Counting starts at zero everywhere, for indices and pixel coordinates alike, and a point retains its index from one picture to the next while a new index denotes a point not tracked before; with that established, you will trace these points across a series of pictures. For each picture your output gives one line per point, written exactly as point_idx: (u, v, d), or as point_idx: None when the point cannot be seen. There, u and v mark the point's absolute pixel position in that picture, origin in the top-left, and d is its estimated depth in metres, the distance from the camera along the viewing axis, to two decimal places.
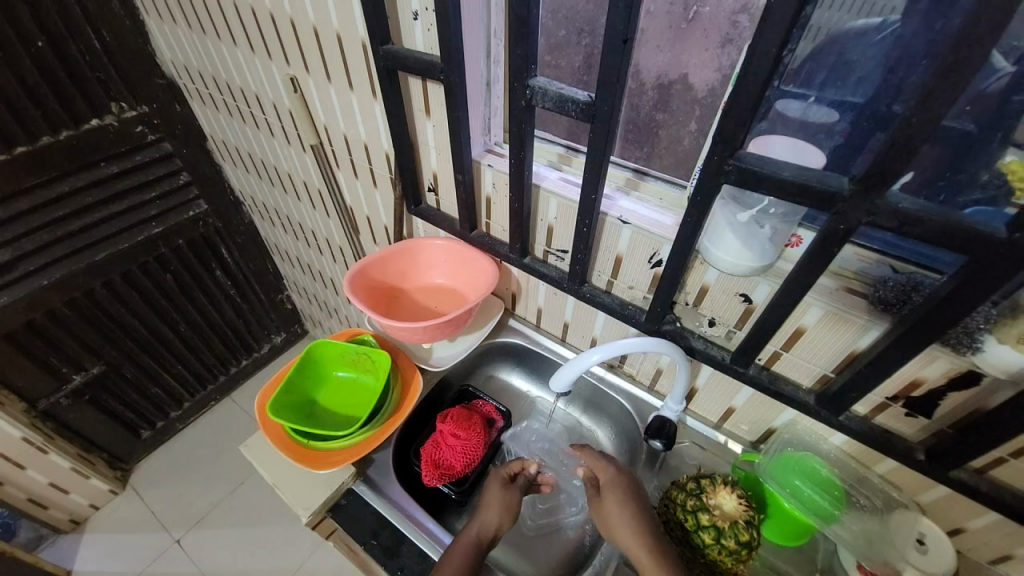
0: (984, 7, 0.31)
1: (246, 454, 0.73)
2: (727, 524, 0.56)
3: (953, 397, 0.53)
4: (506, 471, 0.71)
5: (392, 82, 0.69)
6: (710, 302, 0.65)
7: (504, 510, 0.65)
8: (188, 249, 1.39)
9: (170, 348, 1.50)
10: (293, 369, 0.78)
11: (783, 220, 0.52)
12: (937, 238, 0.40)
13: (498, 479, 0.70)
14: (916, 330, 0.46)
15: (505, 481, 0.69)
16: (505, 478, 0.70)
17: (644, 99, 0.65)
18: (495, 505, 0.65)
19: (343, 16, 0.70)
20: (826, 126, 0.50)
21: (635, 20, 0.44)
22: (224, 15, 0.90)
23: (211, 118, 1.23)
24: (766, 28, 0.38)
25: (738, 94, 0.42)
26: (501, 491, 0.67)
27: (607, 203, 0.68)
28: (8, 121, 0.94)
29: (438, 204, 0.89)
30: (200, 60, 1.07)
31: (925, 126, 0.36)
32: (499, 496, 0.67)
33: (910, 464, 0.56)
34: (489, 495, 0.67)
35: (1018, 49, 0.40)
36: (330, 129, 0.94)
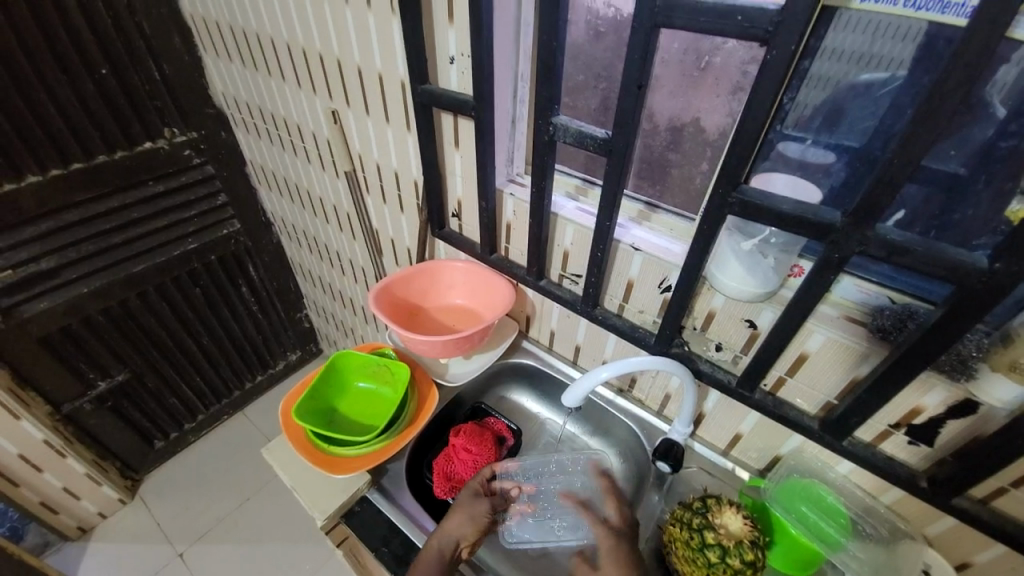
0: (952, 67, 0.36)
1: (267, 457, 0.76)
2: (733, 543, 0.57)
3: (953, 425, 0.54)
4: (481, 480, 0.74)
5: (427, 116, 0.77)
6: (717, 327, 0.69)
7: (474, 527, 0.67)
8: (219, 265, 1.47)
9: (192, 361, 1.55)
10: (317, 376, 0.82)
11: (783, 249, 0.56)
12: (925, 267, 0.44)
13: (473, 488, 0.73)
14: (908, 357, 0.49)
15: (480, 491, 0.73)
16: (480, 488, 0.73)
17: (658, 140, 0.71)
18: (468, 506, 0.69)
19: (385, 58, 0.79)
20: (823, 167, 0.55)
21: (648, 70, 0.50)
22: (276, 55, 1.00)
23: (252, 144, 1.33)
24: (761, 80, 0.43)
25: (738, 136, 0.47)
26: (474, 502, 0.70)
27: (621, 231, 0.73)
28: (69, 140, 1.04)
29: (461, 228, 0.95)
30: (249, 93, 1.17)
31: (906, 165, 0.41)
32: (476, 500, 0.70)
33: (912, 490, 0.58)
34: (461, 501, 0.71)
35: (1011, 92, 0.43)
36: (363, 157, 1.02)
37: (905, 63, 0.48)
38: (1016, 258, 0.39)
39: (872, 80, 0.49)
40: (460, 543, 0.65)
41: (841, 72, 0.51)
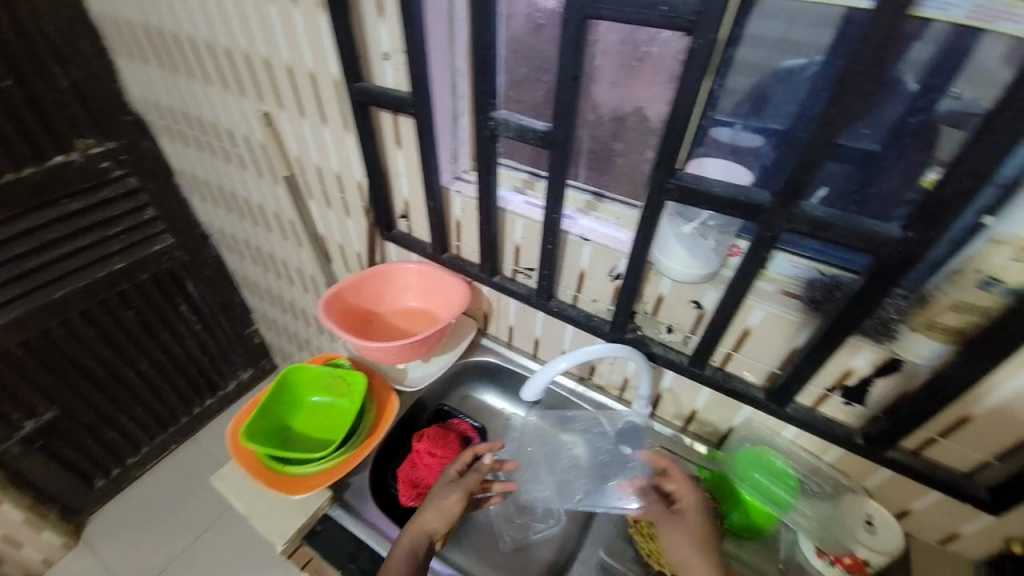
0: (860, 50, 0.38)
1: (216, 485, 0.72)
2: (690, 515, 0.68)
3: (881, 383, 0.59)
4: (460, 465, 0.73)
5: (365, 115, 0.74)
6: (666, 310, 0.71)
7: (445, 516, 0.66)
8: (153, 284, 1.36)
9: (132, 389, 1.44)
10: (267, 395, 0.78)
11: (721, 231, 0.59)
12: (848, 241, 0.47)
13: (449, 475, 0.71)
14: (838, 324, 0.52)
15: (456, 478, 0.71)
16: (455, 475, 0.72)
17: (601, 131, 0.72)
18: (439, 497, 0.68)
19: (316, 56, 0.75)
20: (753, 150, 0.58)
21: (582, 61, 0.51)
22: (199, 56, 0.93)
23: (180, 152, 1.24)
24: (689, 68, 0.44)
25: (671, 124, 0.48)
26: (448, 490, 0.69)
27: (569, 222, 0.73)
28: None
29: (410, 229, 0.92)
30: (171, 97, 1.09)
31: (824, 145, 0.43)
32: (448, 488, 0.69)
33: (850, 447, 0.62)
34: (435, 490, 0.69)
35: (917, 70, 0.46)
36: (302, 161, 0.97)
37: (821, 48, 0.50)
38: (924, 227, 0.43)
39: (793, 66, 0.52)
40: (433, 538, 0.65)
41: (765, 58, 0.53)
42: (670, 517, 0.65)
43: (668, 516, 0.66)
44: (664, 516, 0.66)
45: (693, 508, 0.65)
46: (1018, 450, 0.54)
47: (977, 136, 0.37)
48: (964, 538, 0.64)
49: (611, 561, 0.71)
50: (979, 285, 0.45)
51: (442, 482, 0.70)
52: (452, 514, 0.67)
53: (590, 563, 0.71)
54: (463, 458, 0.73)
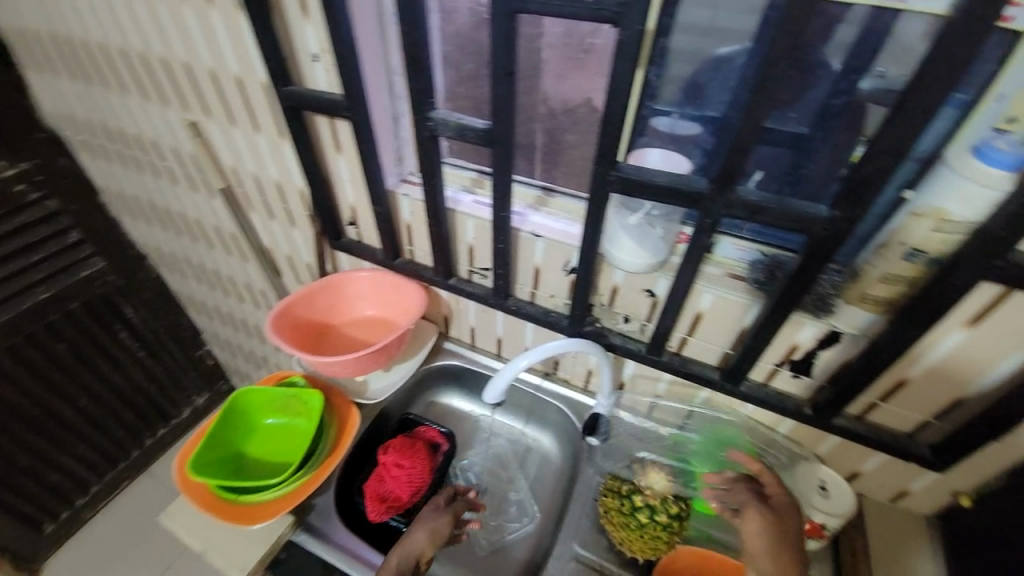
0: (777, 37, 0.39)
1: (165, 523, 0.71)
2: (658, 501, 0.66)
3: (824, 355, 0.62)
4: (449, 494, 0.72)
5: (299, 121, 0.70)
6: (621, 301, 0.71)
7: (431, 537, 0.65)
8: (85, 312, 1.24)
9: (75, 427, 1.32)
10: (214, 423, 0.73)
11: (666, 220, 0.60)
12: (782, 223, 0.48)
13: (437, 501, 0.71)
14: (781, 302, 0.54)
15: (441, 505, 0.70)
16: (442, 502, 0.71)
17: (557, 124, 0.70)
18: (428, 520, 0.67)
19: (241, 60, 0.71)
20: (692, 138, 0.59)
21: (515, 56, 0.50)
22: (114, 63, 0.86)
23: (103, 169, 1.15)
24: (619, 60, 0.44)
25: (608, 116, 0.48)
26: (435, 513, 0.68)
27: (519, 219, 0.73)
28: None
29: (359, 236, 0.89)
30: (87, 109, 1.00)
31: (752, 131, 0.44)
32: (435, 513, 0.68)
33: (801, 418, 0.65)
34: (423, 514, 0.68)
35: (832, 55, 0.48)
36: (238, 171, 0.92)
37: (747, 36, 0.52)
38: (848, 205, 0.45)
39: (725, 53, 0.53)
40: (420, 559, 0.64)
41: (698, 45, 0.54)
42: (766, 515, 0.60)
43: (768, 521, 0.59)
44: (761, 520, 0.60)
45: (790, 516, 0.60)
46: (947, 407, 0.58)
47: (890, 117, 0.39)
48: (912, 493, 0.69)
49: (586, 554, 0.70)
50: (904, 258, 0.48)
51: (431, 507, 0.69)
52: (441, 536, 0.66)
53: (565, 558, 0.70)
54: (455, 489, 0.73)
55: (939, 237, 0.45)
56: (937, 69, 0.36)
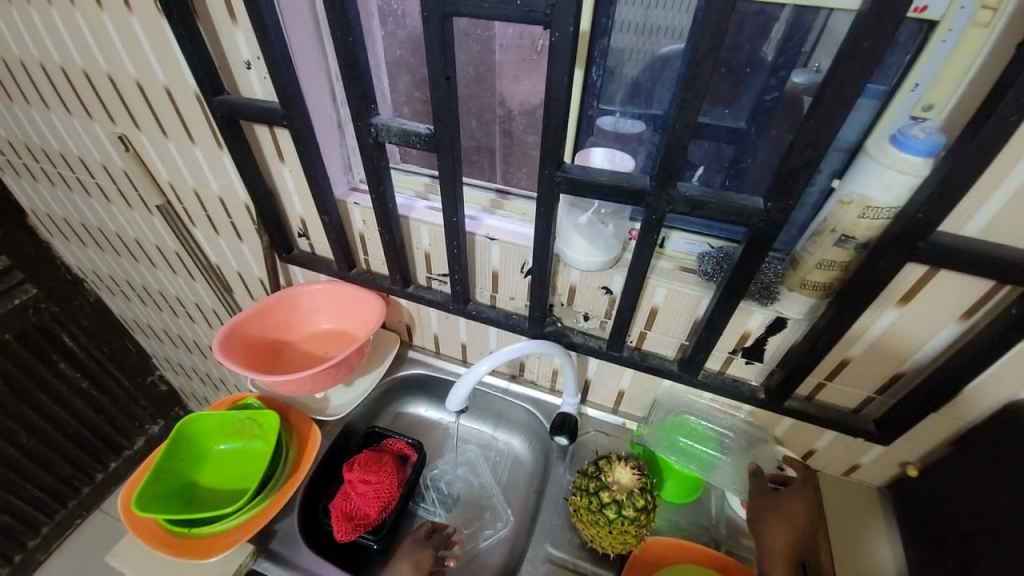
0: (701, 36, 0.40)
1: (112, 564, 0.65)
2: (625, 495, 0.61)
3: (773, 340, 0.64)
4: (427, 527, 0.71)
5: (236, 132, 0.67)
6: (580, 299, 0.72)
7: (414, 567, 0.65)
8: (19, 344, 1.15)
9: (14, 468, 1.22)
10: (162, 453, 0.69)
11: (615, 217, 0.61)
12: (721, 216, 0.50)
13: (416, 535, 0.70)
14: (729, 292, 0.56)
15: (420, 538, 0.69)
16: (421, 535, 0.70)
17: (514, 125, 0.75)
18: (411, 551, 0.67)
19: (169, 69, 0.67)
20: (635, 135, 0.60)
21: (452, 60, 0.49)
22: (30, 77, 0.80)
23: (27, 190, 1.06)
24: (555, 61, 0.44)
25: (549, 117, 0.48)
26: (414, 546, 0.68)
27: (473, 223, 0.72)
28: None
29: (312, 248, 0.86)
30: (3, 126, 0.93)
31: (687, 129, 0.45)
32: (414, 546, 0.68)
33: (755, 403, 0.68)
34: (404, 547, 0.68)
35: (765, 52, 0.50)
36: (176, 186, 0.87)
37: (682, 36, 0.53)
38: (781, 197, 0.46)
39: (669, 52, 0.54)
40: None
41: (636, 44, 0.55)
42: (773, 505, 0.64)
43: (773, 511, 0.64)
44: (766, 510, 0.64)
45: (797, 507, 0.63)
46: (886, 382, 0.62)
47: (812, 110, 0.41)
48: (862, 466, 0.72)
49: (559, 554, 0.70)
50: (836, 244, 0.50)
51: (411, 539, 0.69)
52: (425, 568, 0.65)
53: (538, 561, 0.70)
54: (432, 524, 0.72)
55: (866, 222, 0.47)
56: (851, 63, 0.37)
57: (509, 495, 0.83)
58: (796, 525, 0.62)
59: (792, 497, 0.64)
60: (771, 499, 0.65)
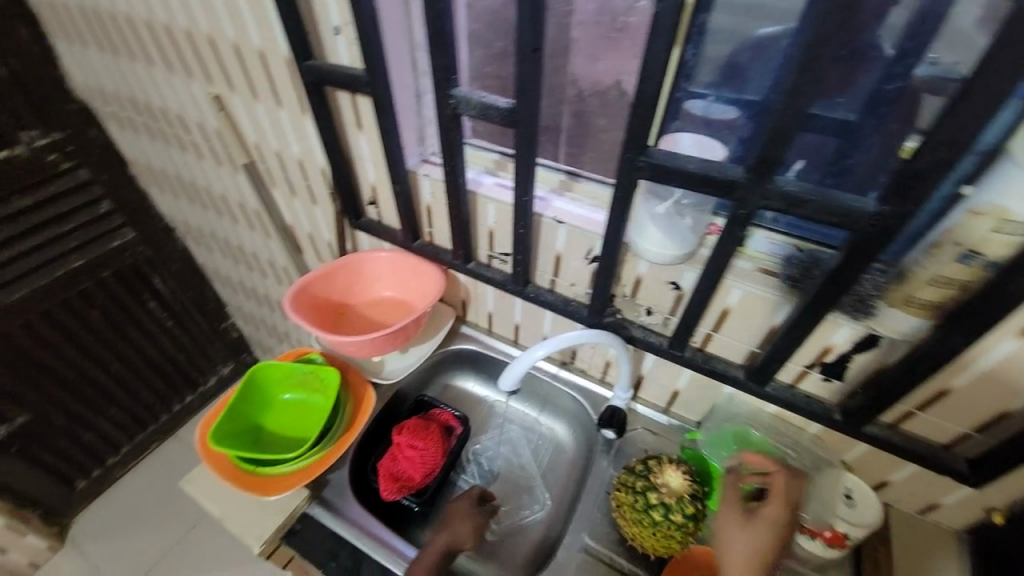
0: (828, 10, 0.35)
1: (186, 488, 0.71)
2: (674, 499, 0.59)
3: (859, 359, 0.58)
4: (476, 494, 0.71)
5: (320, 97, 0.69)
6: (645, 292, 0.69)
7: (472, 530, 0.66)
8: (117, 281, 1.28)
9: (107, 389, 1.37)
10: (235, 395, 0.75)
11: (696, 210, 0.57)
12: (822, 217, 0.45)
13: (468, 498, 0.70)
14: (819, 301, 0.51)
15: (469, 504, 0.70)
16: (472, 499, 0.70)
17: (586, 107, 0.68)
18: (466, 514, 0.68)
19: (264, 33, 0.70)
20: (728, 123, 0.54)
21: (542, 29, 0.47)
22: (142, 36, 0.86)
23: (133, 143, 1.15)
24: (656, 34, 0.41)
25: (640, 95, 0.45)
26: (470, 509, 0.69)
27: (541, 204, 0.70)
28: None
29: (380, 216, 0.89)
30: (115, 82, 1.01)
31: (797, 116, 0.40)
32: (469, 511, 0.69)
33: (829, 424, 0.62)
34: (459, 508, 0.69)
35: (891, 37, 0.44)
36: (261, 147, 0.92)
37: (794, 16, 0.48)
38: (899, 200, 0.41)
39: (768, 35, 0.50)
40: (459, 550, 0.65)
41: (737, 25, 0.50)
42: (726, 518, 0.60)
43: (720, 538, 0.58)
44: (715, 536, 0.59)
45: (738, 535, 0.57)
46: (992, 420, 0.55)
47: (951, 103, 0.35)
48: (943, 508, 0.65)
49: (595, 546, 0.70)
50: (956, 260, 0.44)
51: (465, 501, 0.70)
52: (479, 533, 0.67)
53: (573, 549, 0.70)
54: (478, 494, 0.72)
55: (1000, 239, 0.41)
56: (1013, 49, 0.32)
57: (549, 479, 0.83)
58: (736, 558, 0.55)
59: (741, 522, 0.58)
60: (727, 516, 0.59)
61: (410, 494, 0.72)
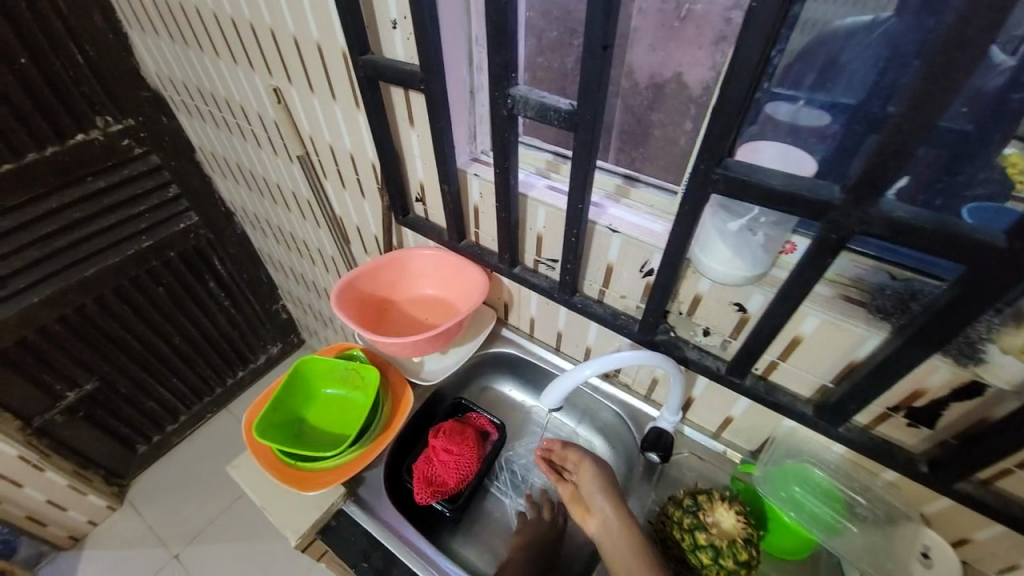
0: (976, 4, 0.29)
1: (232, 474, 0.73)
2: (725, 543, 0.55)
3: (957, 407, 0.51)
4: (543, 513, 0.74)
5: (374, 92, 0.68)
6: (704, 311, 0.64)
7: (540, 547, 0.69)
8: (181, 262, 1.35)
9: (167, 362, 1.46)
10: (280, 387, 0.76)
11: (775, 226, 0.50)
12: (935, 247, 0.38)
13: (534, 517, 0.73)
14: (917, 340, 0.44)
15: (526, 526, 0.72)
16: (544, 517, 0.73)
17: (638, 99, 0.69)
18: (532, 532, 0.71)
19: (322, 26, 0.69)
20: (818, 130, 0.47)
21: (614, 25, 0.42)
22: (209, 27, 0.88)
23: (198, 130, 1.20)
24: (749, 30, 0.36)
25: (723, 100, 0.40)
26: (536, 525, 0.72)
27: (595, 211, 0.66)
28: (16, 132, 0.93)
29: (426, 214, 0.87)
30: (183, 71, 1.05)
31: (918, 131, 0.34)
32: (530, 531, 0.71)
33: (912, 475, 0.55)
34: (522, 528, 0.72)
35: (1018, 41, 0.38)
36: (315, 139, 0.92)
37: (889, 5, 0.43)
38: None
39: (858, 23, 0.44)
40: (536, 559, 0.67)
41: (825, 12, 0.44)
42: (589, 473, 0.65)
43: (579, 505, 0.64)
44: (574, 507, 0.64)
45: (589, 487, 0.64)
46: None
47: None
48: None
49: None
50: None
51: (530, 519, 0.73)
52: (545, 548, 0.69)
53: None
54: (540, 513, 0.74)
55: None
56: None
57: None
58: (609, 518, 0.60)
59: (583, 483, 0.65)
60: (586, 467, 0.66)
61: (442, 499, 0.71)
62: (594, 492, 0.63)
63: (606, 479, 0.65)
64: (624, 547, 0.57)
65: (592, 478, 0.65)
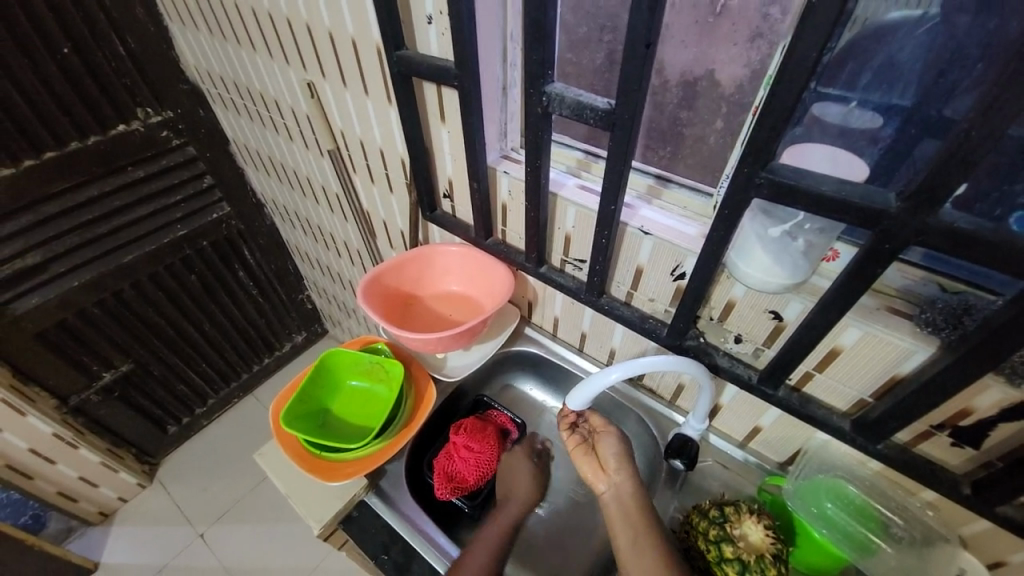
0: None
1: (258, 461, 0.75)
2: (753, 558, 0.53)
3: (1005, 428, 0.48)
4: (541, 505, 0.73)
5: (406, 87, 0.68)
6: (736, 318, 0.62)
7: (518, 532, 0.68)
8: (212, 251, 1.38)
9: (197, 347, 1.50)
10: (307, 377, 0.78)
11: (819, 234, 0.48)
12: (996, 262, 0.36)
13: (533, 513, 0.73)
14: (968, 358, 0.41)
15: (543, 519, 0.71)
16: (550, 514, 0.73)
17: (668, 97, 0.64)
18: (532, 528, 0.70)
19: (358, 21, 0.69)
20: (869, 133, 0.45)
21: (658, 22, 0.41)
22: (246, 21, 0.89)
23: (233, 122, 1.22)
24: (804, 29, 0.34)
25: (772, 102, 0.38)
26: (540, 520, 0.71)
27: (628, 212, 0.65)
28: (60, 121, 0.97)
29: (454, 210, 0.87)
30: (220, 64, 1.07)
31: (987, 139, 0.32)
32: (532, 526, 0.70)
33: (954, 498, 0.52)
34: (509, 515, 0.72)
35: None
36: (346, 134, 0.93)
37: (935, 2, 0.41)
38: None
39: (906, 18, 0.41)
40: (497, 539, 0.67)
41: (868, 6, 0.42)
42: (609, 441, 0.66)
43: (592, 462, 0.65)
44: (586, 462, 0.66)
45: (609, 451, 0.65)
46: None
47: None
48: None
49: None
50: None
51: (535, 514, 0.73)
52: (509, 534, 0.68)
53: None
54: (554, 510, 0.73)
55: None
56: None
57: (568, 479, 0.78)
58: (623, 485, 0.62)
59: (602, 444, 0.66)
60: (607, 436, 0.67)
61: (461, 495, 0.71)
62: (613, 460, 0.64)
63: (624, 450, 0.66)
64: (634, 517, 0.59)
65: (613, 444, 0.66)
